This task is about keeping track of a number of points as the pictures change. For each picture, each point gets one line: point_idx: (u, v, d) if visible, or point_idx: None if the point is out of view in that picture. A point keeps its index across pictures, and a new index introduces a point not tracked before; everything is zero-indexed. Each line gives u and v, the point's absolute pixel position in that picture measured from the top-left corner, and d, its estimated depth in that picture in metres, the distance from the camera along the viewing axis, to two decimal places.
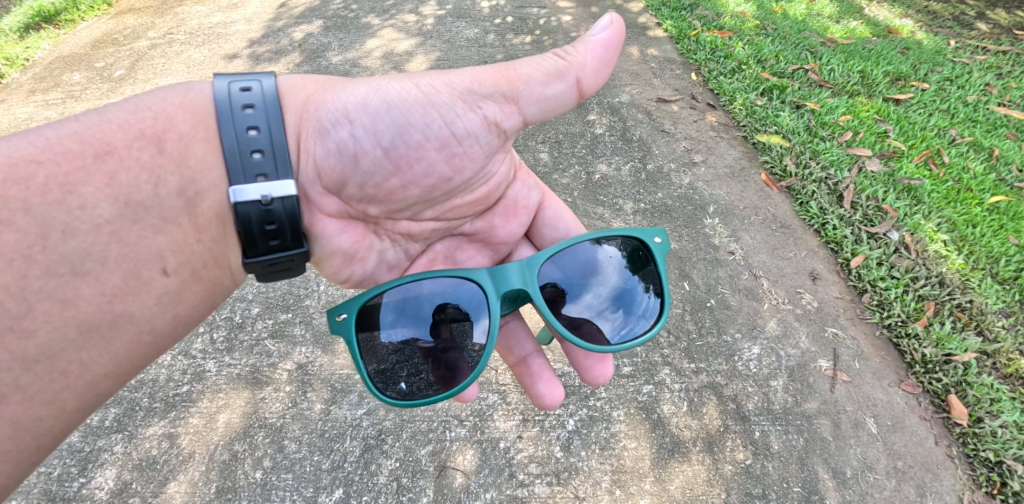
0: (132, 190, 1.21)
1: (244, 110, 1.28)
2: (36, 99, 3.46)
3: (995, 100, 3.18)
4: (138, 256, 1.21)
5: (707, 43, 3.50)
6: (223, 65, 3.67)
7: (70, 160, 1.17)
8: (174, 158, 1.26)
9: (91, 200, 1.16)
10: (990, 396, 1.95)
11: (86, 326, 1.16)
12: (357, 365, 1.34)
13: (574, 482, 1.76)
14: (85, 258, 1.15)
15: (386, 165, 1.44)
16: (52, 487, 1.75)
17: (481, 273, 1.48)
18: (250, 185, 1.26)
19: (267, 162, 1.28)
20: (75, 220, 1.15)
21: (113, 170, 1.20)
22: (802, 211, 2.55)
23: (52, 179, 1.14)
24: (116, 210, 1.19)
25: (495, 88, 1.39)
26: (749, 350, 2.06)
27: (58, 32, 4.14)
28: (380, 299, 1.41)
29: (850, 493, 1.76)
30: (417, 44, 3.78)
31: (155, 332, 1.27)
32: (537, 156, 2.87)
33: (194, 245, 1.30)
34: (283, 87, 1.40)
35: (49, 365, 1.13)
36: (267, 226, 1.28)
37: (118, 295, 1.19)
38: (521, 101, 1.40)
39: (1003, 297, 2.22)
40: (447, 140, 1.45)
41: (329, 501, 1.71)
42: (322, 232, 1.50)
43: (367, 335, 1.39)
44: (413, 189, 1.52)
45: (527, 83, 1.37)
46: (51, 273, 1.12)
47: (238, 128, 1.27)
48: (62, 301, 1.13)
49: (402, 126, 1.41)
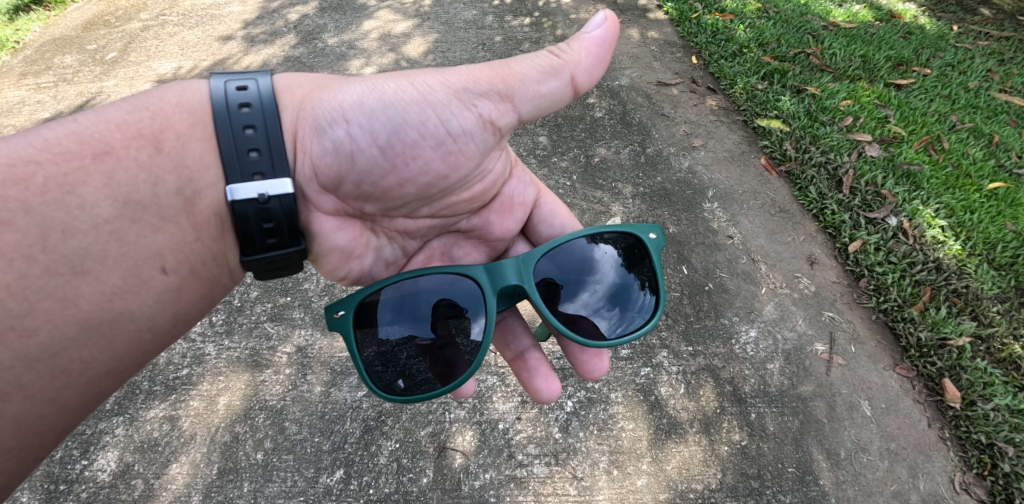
0: (131, 189, 1.20)
1: (240, 109, 1.26)
2: (27, 82, 3.41)
3: (997, 86, 3.17)
4: (137, 254, 1.21)
5: (709, 26, 3.46)
6: (218, 47, 3.62)
7: (69, 160, 1.16)
8: (172, 157, 1.24)
9: (90, 200, 1.16)
10: (984, 380, 1.97)
11: (87, 324, 1.15)
12: (354, 360, 1.36)
13: (572, 462, 1.78)
14: (85, 257, 1.15)
15: (383, 163, 1.43)
16: (54, 469, 1.76)
17: (478, 271, 1.48)
18: (247, 183, 1.25)
19: (264, 160, 1.27)
20: (74, 220, 1.14)
21: (111, 171, 1.19)
22: (802, 196, 2.56)
23: (51, 179, 1.14)
24: (115, 209, 1.18)
25: (490, 85, 1.37)
26: (746, 333, 2.08)
27: (48, 13, 4.06)
28: (377, 296, 1.41)
29: (844, 474, 1.79)
30: (415, 26, 3.73)
31: (154, 329, 1.27)
32: (536, 139, 2.86)
33: (194, 244, 1.29)
34: (280, 87, 1.39)
35: (51, 364, 1.13)
36: (265, 224, 1.28)
37: (118, 294, 1.18)
38: (516, 99, 1.39)
39: (999, 282, 2.24)
40: (443, 137, 1.43)
41: (330, 482, 1.73)
42: (319, 230, 1.50)
43: (365, 331, 1.40)
44: (409, 188, 1.50)
45: (523, 80, 1.36)
46: (51, 272, 1.11)
47: (235, 127, 1.25)
48: (62, 299, 1.12)
49: (397, 125, 1.40)
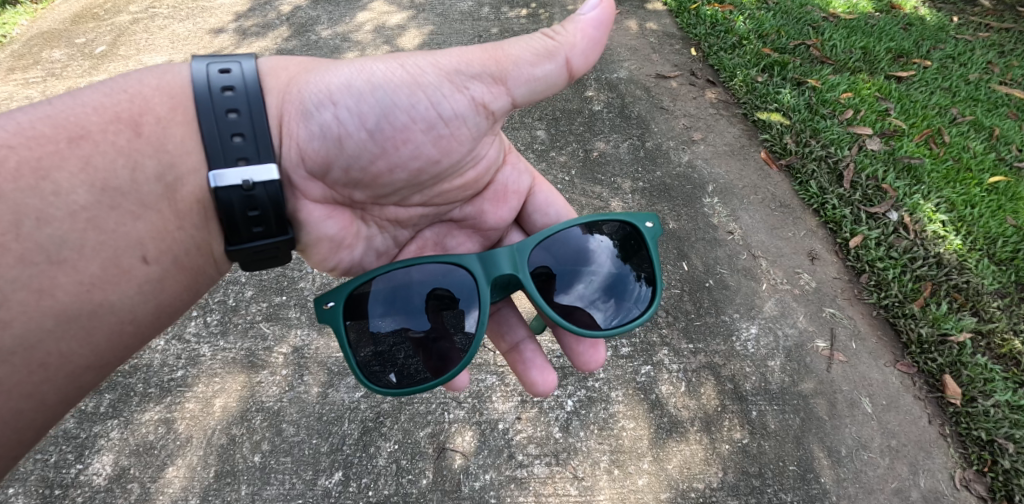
0: (109, 175, 1.16)
1: (223, 93, 1.23)
2: (15, 77, 3.33)
3: (997, 78, 3.15)
4: (116, 244, 1.17)
5: (708, 17, 3.41)
6: (209, 40, 3.54)
7: (43, 144, 1.13)
8: (151, 142, 1.21)
9: (66, 186, 1.12)
10: (984, 376, 1.96)
11: (64, 316, 1.12)
12: (345, 353, 1.33)
13: (573, 462, 1.76)
14: (61, 246, 1.11)
15: (371, 147, 1.39)
16: (50, 473, 1.74)
17: (470, 260, 1.45)
18: (230, 169, 1.21)
19: (248, 145, 1.23)
20: (49, 207, 1.11)
21: (87, 155, 1.15)
22: (802, 191, 2.54)
23: (25, 164, 1.10)
24: (93, 196, 1.15)
25: (482, 68, 1.33)
26: (747, 329, 2.07)
27: (36, 6, 3.97)
28: (368, 288, 1.39)
29: (844, 471, 1.79)
30: (410, 17, 3.67)
31: (136, 320, 1.24)
32: (534, 133, 2.82)
33: (178, 231, 1.26)
34: (266, 73, 1.36)
35: (27, 357, 1.09)
36: (250, 213, 1.24)
37: (96, 284, 1.15)
38: (509, 82, 1.34)
39: (1000, 277, 2.23)
40: (434, 120, 1.39)
41: (329, 484, 1.71)
42: (307, 218, 1.47)
43: (355, 323, 1.38)
44: (399, 173, 1.46)
45: (516, 62, 1.31)
46: (26, 261, 1.08)
47: (218, 112, 1.21)
48: (37, 290, 1.09)
49: (387, 107, 1.36)
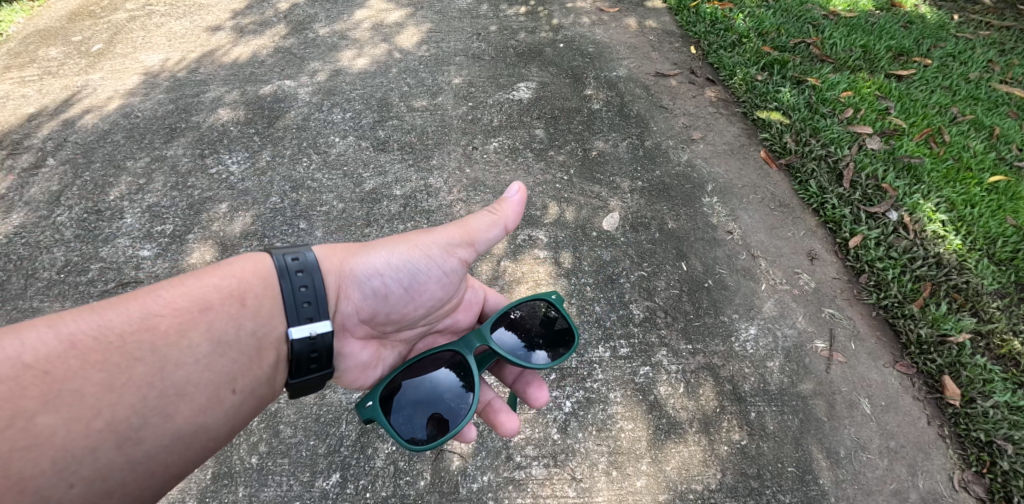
0: (221, 329, 1.24)
1: (297, 273, 1.32)
2: (11, 76, 3.31)
3: (997, 77, 3.13)
4: (222, 378, 1.22)
5: (708, 15, 3.40)
6: (206, 37, 3.52)
7: (171, 308, 1.21)
8: (256, 311, 1.29)
9: (189, 336, 1.20)
10: (984, 377, 1.96)
11: (177, 434, 1.14)
12: (394, 434, 1.34)
13: (571, 463, 1.76)
14: (182, 379, 1.16)
15: (403, 302, 1.55)
16: None
17: (455, 345, 1.53)
18: (301, 325, 1.30)
19: (319, 309, 1.33)
20: (177, 351, 1.17)
21: (208, 318, 1.23)
22: (802, 190, 2.53)
23: (161, 321, 1.18)
24: (210, 344, 1.22)
25: (462, 240, 1.52)
26: (746, 330, 2.07)
27: (32, 4, 3.95)
28: (389, 391, 1.43)
29: (843, 473, 1.78)
30: (408, 15, 3.65)
31: (215, 438, 1.21)
32: (533, 131, 2.81)
33: (260, 357, 1.28)
34: (319, 249, 1.44)
35: (138, 467, 1.09)
36: (311, 354, 1.32)
37: (202, 410, 1.18)
38: (478, 245, 1.53)
39: (999, 278, 2.22)
40: (443, 276, 1.57)
41: (326, 485, 1.71)
42: (347, 362, 1.53)
43: (393, 415, 1.40)
44: (420, 315, 1.62)
45: (483, 234, 1.50)
46: (155, 389, 1.13)
47: (295, 288, 1.31)
48: (164, 412, 1.13)
49: (412, 274, 1.53)
